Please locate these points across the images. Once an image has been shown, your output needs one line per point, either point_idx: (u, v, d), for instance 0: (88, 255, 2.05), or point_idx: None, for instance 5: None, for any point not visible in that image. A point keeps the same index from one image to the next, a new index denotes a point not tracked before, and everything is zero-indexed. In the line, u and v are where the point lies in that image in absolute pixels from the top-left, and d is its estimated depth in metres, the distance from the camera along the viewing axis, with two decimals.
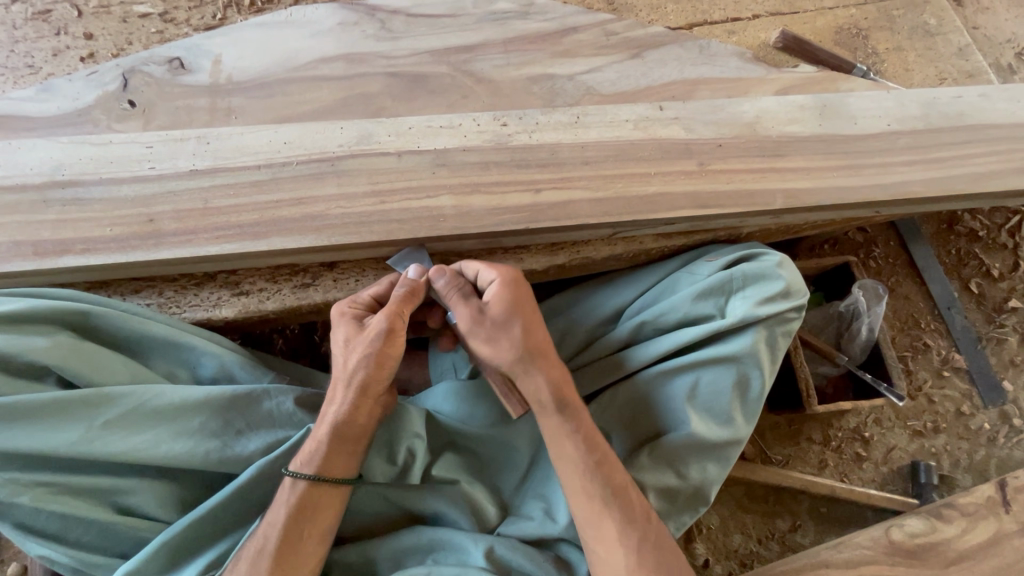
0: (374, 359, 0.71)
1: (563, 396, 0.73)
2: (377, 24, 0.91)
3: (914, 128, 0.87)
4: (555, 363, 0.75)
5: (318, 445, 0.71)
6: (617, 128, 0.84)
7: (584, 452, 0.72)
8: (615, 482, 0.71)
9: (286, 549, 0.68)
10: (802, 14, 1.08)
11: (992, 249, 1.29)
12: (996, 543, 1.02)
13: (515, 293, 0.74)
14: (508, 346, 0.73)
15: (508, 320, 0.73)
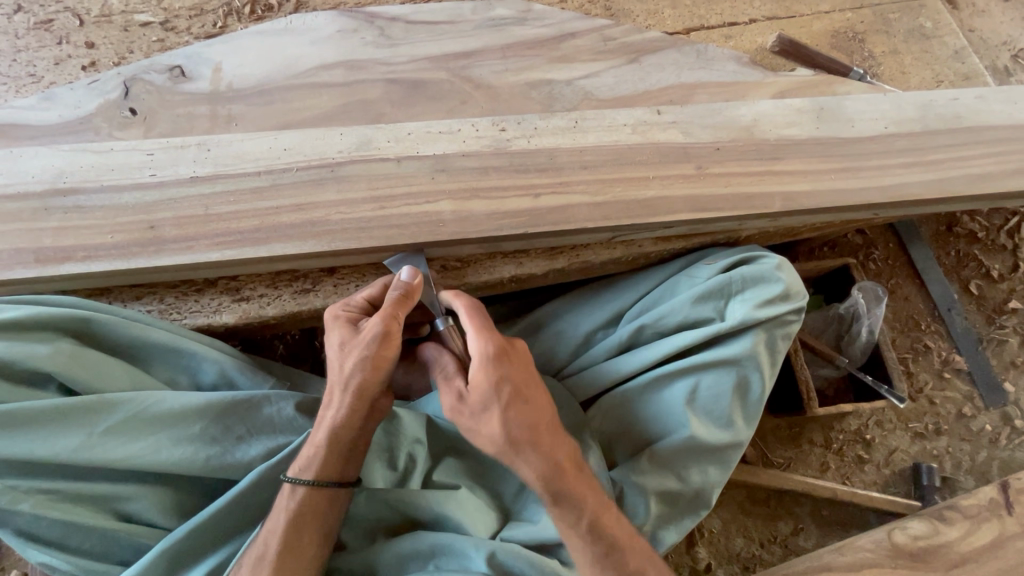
0: (374, 362, 0.71)
1: (558, 490, 0.69)
2: (376, 31, 0.92)
3: (911, 130, 0.88)
4: (542, 456, 0.68)
5: (316, 451, 0.72)
6: (615, 133, 0.84)
7: (590, 542, 0.69)
8: (627, 564, 0.69)
9: (287, 552, 0.69)
10: (799, 18, 1.08)
11: (991, 250, 1.29)
12: (1000, 545, 1.02)
13: (498, 373, 0.68)
14: (488, 435, 0.67)
15: (489, 407, 0.67)
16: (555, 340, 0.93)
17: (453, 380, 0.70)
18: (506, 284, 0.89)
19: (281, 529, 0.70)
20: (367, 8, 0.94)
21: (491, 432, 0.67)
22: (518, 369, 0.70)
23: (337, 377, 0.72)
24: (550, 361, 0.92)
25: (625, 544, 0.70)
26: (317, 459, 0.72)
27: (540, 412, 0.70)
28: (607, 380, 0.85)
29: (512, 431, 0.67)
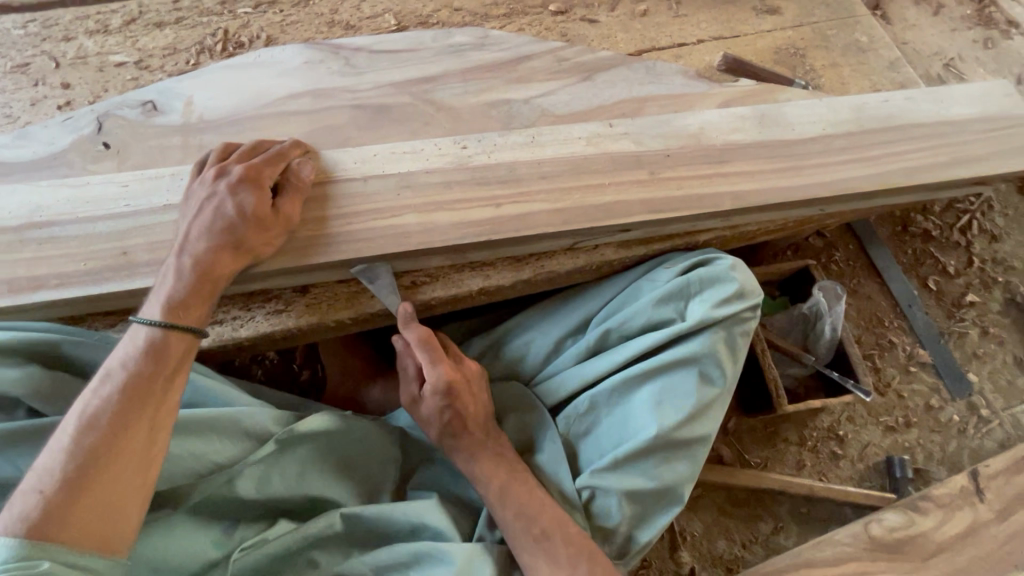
0: (245, 226, 0.74)
1: (474, 472, 0.79)
2: (342, 61, 0.97)
3: (848, 130, 0.96)
4: (472, 444, 0.80)
5: (174, 294, 0.71)
6: (571, 145, 0.89)
7: (506, 519, 0.76)
8: (539, 540, 0.74)
9: (97, 479, 0.60)
10: (743, 38, 1.15)
11: (946, 247, 1.36)
12: (974, 532, 1.04)
13: (443, 386, 0.81)
14: (431, 431, 0.82)
15: (430, 420, 0.82)
16: (527, 348, 0.96)
17: (412, 385, 0.84)
18: (474, 297, 0.92)
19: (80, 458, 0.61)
20: (332, 41, 1.00)
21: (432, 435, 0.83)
22: (461, 384, 0.83)
23: (197, 231, 0.74)
24: (522, 368, 0.95)
25: (542, 522, 0.75)
26: (177, 297, 0.71)
27: (474, 419, 0.82)
28: (577, 383, 0.89)
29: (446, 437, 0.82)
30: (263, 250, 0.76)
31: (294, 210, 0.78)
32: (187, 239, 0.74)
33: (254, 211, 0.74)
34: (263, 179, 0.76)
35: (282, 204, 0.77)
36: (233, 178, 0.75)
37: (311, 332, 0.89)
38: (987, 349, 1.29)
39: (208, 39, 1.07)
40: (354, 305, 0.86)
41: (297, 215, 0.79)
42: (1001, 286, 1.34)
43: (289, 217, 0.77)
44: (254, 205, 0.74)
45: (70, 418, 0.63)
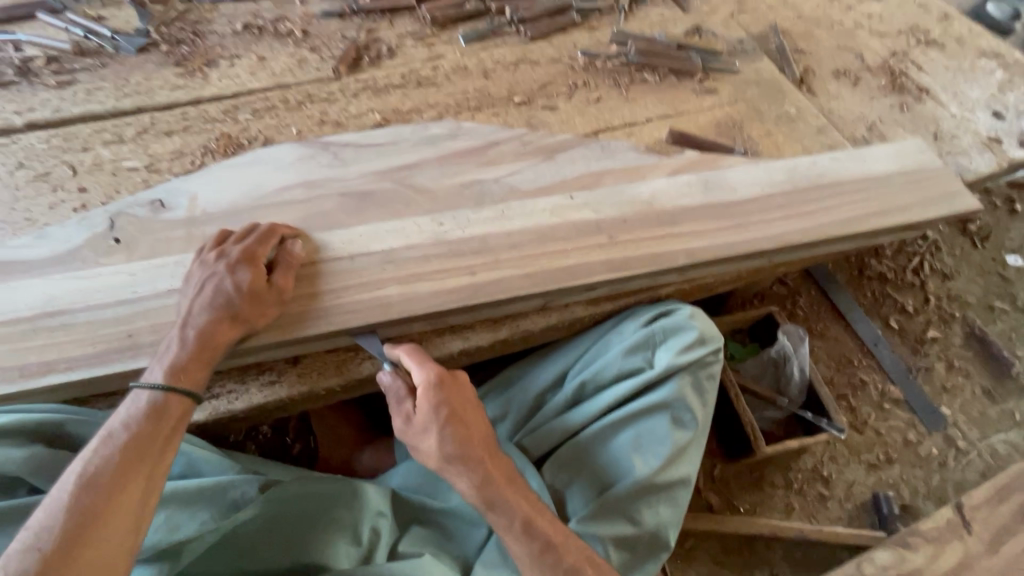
0: (243, 300, 0.82)
1: (488, 496, 0.80)
2: (331, 155, 1.14)
3: (785, 190, 1.08)
4: (477, 464, 0.81)
5: (177, 360, 0.77)
6: (537, 216, 1.00)
7: (526, 543, 0.78)
8: (565, 564, 0.78)
9: (91, 535, 0.65)
10: (686, 114, 1.30)
11: (902, 288, 1.45)
12: (967, 566, 1.06)
13: (434, 400, 0.81)
14: (429, 453, 0.82)
15: (427, 428, 0.81)
16: (509, 404, 1.02)
17: (404, 403, 0.83)
18: (456, 359, 0.98)
19: (76, 515, 0.65)
20: (323, 139, 1.17)
21: (430, 448, 0.81)
22: (454, 392, 0.84)
23: (197, 307, 0.81)
24: (506, 424, 1.01)
25: (558, 543, 0.79)
26: (176, 363, 0.77)
27: (470, 428, 0.82)
28: (557, 434, 0.95)
29: (446, 446, 0.81)
30: (259, 321, 0.83)
31: (288, 283, 0.86)
32: (190, 313, 0.81)
33: (250, 287, 0.82)
34: (259, 257, 0.85)
35: (277, 278, 0.86)
36: (232, 258, 0.84)
37: (304, 402, 0.94)
38: (955, 382, 1.34)
39: (212, 142, 1.20)
40: (343, 373, 0.92)
41: (290, 288, 0.87)
42: (959, 321, 1.42)
43: (285, 290, 0.86)
44: (250, 281, 0.83)
45: (69, 476, 0.68)
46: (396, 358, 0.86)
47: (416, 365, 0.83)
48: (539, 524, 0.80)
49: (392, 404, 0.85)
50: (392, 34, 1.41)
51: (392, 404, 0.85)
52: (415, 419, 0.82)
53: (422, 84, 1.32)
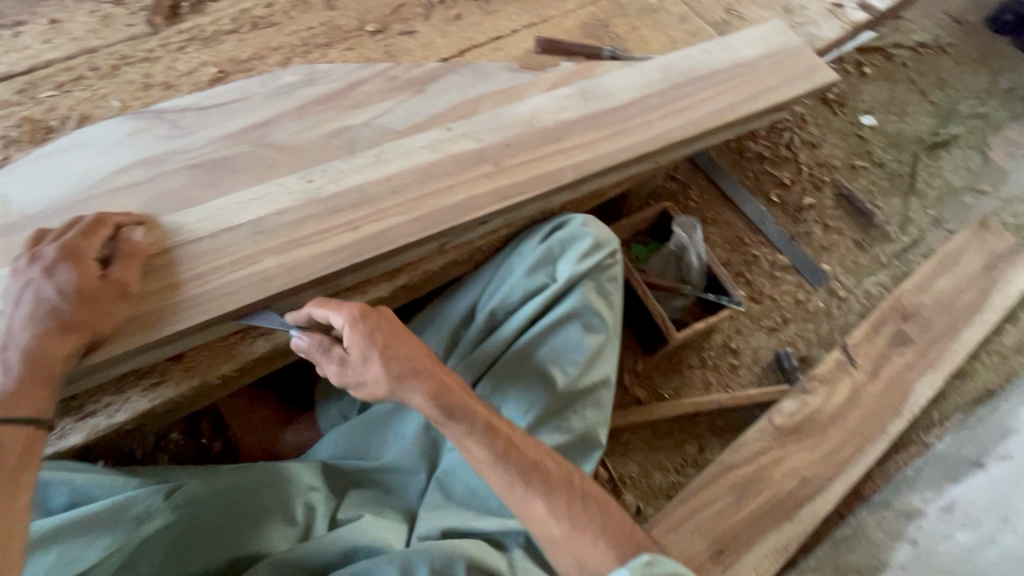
0: (72, 304, 0.71)
1: (447, 405, 0.78)
2: (168, 125, 0.99)
3: (659, 89, 1.07)
4: (427, 381, 0.77)
5: (7, 386, 0.68)
6: (414, 155, 0.94)
7: (488, 444, 0.78)
8: (529, 457, 0.79)
9: None
10: (551, 20, 1.24)
11: (778, 163, 1.55)
12: (857, 395, 1.21)
13: (365, 328, 0.75)
14: (375, 385, 0.77)
15: (368, 359, 0.76)
16: None
17: (332, 351, 0.78)
18: None
19: None
20: (154, 107, 1.01)
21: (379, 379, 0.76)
22: (383, 319, 0.78)
23: (19, 323, 0.70)
24: None
25: (520, 439, 0.80)
26: (5, 390, 0.68)
27: (412, 348, 0.78)
28: (475, 367, 0.94)
29: (394, 367, 0.76)
30: (102, 325, 0.73)
31: (130, 275, 0.76)
32: (12, 332, 0.70)
33: (79, 287, 0.71)
34: (84, 250, 0.74)
35: (114, 272, 0.75)
36: (49, 259, 0.72)
37: (199, 398, 0.86)
38: (832, 241, 1.48)
39: (13, 131, 1.00)
40: (234, 357, 0.85)
41: (134, 282, 0.76)
42: (829, 185, 1.55)
43: (129, 283, 0.76)
44: (77, 281, 0.71)
45: None
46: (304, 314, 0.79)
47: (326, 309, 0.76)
48: (499, 424, 0.80)
49: (319, 357, 0.79)
50: None
51: (319, 359, 0.79)
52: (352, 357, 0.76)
53: (259, 26, 1.16)
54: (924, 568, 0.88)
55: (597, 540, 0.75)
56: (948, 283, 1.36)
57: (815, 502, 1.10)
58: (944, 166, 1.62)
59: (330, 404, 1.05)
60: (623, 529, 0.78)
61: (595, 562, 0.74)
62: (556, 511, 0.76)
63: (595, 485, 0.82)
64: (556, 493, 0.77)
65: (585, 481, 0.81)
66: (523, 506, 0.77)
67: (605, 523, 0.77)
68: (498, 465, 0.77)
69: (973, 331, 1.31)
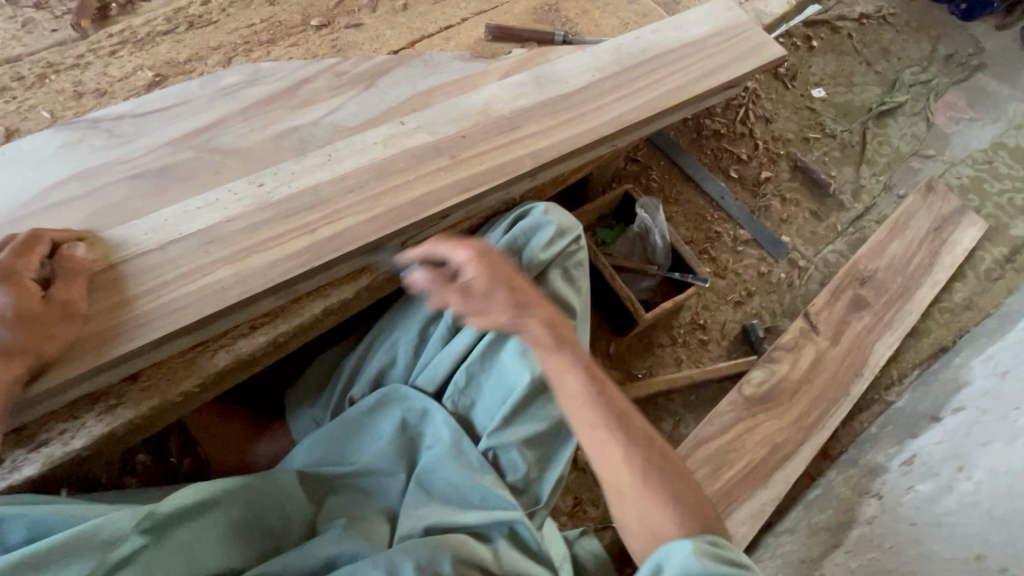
0: (14, 327, 0.69)
1: (560, 334, 0.80)
2: (104, 134, 0.94)
3: (613, 72, 1.07)
4: (543, 310, 0.81)
5: None
6: (368, 152, 0.92)
7: (585, 380, 0.77)
8: (619, 406, 0.77)
9: None
10: (501, 6, 1.22)
11: (735, 139, 1.58)
12: (821, 360, 1.25)
13: (490, 259, 0.82)
14: (500, 311, 0.79)
15: (490, 288, 0.80)
16: (394, 350, 0.99)
17: (451, 284, 0.81)
18: (322, 321, 0.90)
19: None
20: (88, 115, 0.96)
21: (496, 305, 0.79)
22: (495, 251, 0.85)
23: None
24: (398, 369, 0.99)
25: (610, 388, 0.79)
26: None
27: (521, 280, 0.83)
28: (448, 363, 0.95)
29: (515, 295, 0.80)
30: (47, 348, 0.71)
31: (74, 294, 0.75)
32: None
33: (20, 309, 0.70)
34: (19, 270, 0.71)
35: (57, 293, 0.74)
36: None
37: (161, 418, 0.82)
38: (790, 213, 1.52)
39: None
40: (195, 372, 0.82)
41: (79, 301, 0.75)
42: (785, 158, 1.58)
43: (74, 302, 0.74)
44: (17, 302, 0.70)
45: None
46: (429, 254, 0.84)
47: (455, 246, 0.83)
48: (595, 367, 0.79)
49: (439, 290, 0.81)
50: None
51: (438, 293, 0.81)
52: (470, 285, 0.80)
53: (196, 25, 1.11)
54: (891, 519, 0.92)
55: (669, 511, 0.71)
56: (901, 246, 1.42)
57: (787, 466, 1.13)
58: (891, 133, 1.67)
59: (301, 411, 1.02)
60: (697, 505, 0.73)
61: (658, 530, 0.71)
62: (633, 465, 0.73)
63: (680, 459, 0.76)
64: (635, 450, 0.74)
65: (669, 451, 0.76)
66: (600, 451, 0.75)
67: (682, 499, 0.72)
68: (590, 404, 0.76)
69: (925, 291, 1.37)
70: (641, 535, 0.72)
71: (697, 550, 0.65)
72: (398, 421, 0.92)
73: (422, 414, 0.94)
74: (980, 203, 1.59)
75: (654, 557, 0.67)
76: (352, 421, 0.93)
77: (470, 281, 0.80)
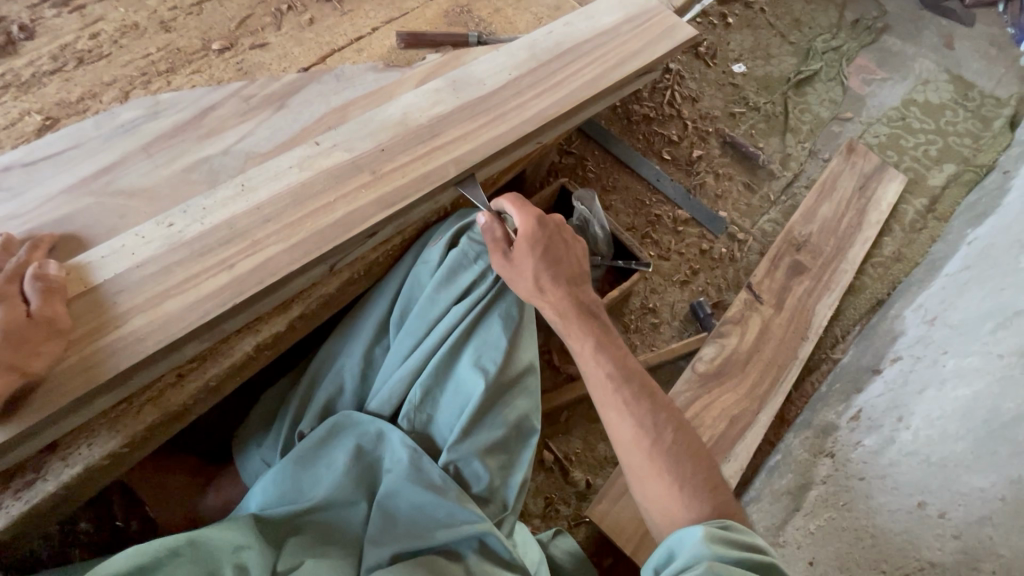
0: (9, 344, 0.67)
1: (573, 318, 0.88)
2: None
3: (530, 68, 1.06)
4: (561, 292, 0.89)
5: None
6: (284, 177, 0.88)
7: (597, 362, 0.85)
8: (632, 387, 0.83)
9: None
10: (411, 13, 1.19)
11: (665, 122, 1.61)
12: (767, 329, 1.28)
13: (537, 236, 0.90)
14: (524, 284, 0.89)
15: (526, 261, 0.89)
16: (341, 377, 0.96)
17: (502, 242, 0.90)
18: (257, 357, 0.87)
19: None
20: None
21: (526, 281, 0.89)
22: (552, 234, 0.92)
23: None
24: (346, 397, 0.95)
25: (626, 368, 0.84)
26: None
27: (567, 263, 0.92)
28: (399, 383, 0.92)
29: (541, 276, 0.89)
30: (34, 366, 0.69)
31: (60, 313, 0.73)
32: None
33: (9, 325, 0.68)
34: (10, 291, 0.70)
35: (42, 310, 0.71)
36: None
37: (89, 484, 0.77)
38: (724, 188, 1.55)
39: None
40: (119, 431, 0.77)
41: (65, 317, 0.73)
42: (714, 134, 1.61)
43: (61, 319, 0.72)
44: (4, 318, 0.68)
45: None
46: (500, 210, 0.95)
47: (521, 219, 0.90)
48: (609, 350, 0.86)
49: (490, 244, 0.90)
50: (17, 7, 1.06)
51: (489, 246, 0.90)
52: (516, 254, 0.89)
53: (86, 61, 1.02)
54: (844, 477, 0.95)
55: (674, 485, 0.75)
56: (830, 208, 1.47)
57: (747, 436, 1.16)
58: (811, 100, 1.73)
59: (250, 455, 0.97)
60: (706, 480, 0.76)
61: (665, 506, 0.75)
62: (641, 442, 0.78)
63: (696, 440, 0.79)
64: (646, 430, 0.79)
65: (682, 433, 0.79)
66: (612, 429, 0.81)
67: (690, 476, 0.76)
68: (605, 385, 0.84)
69: (857, 250, 1.43)
70: (648, 509, 0.77)
71: (707, 536, 0.66)
72: (352, 448, 0.89)
73: (377, 437, 0.91)
74: (898, 158, 1.67)
75: (667, 542, 0.70)
76: (302, 455, 0.88)
77: (514, 248, 0.89)
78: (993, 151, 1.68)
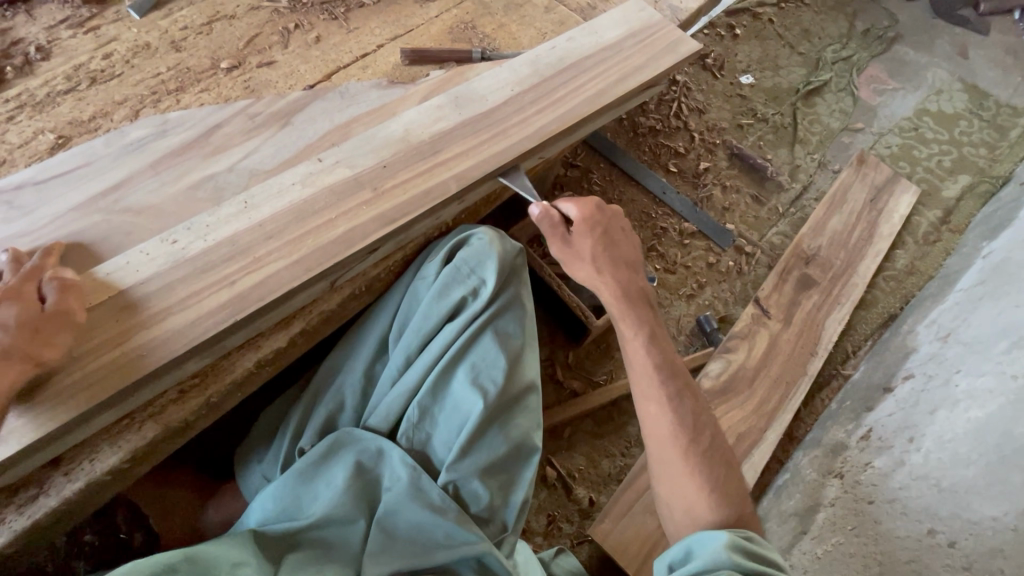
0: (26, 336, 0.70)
1: (630, 304, 0.88)
2: (4, 206, 0.89)
3: (533, 83, 1.06)
4: (616, 280, 0.89)
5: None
6: (286, 194, 0.89)
7: (648, 350, 0.84)
8: (677, 384, 0.83)
9: None
10: (416, 30, 1.20)
11: (672, 134, 1.60)
12: (775, 345, 1.26)
13: (593, 225, 0.91)
14: (580, 268, 0.90)
15: (583, 249, 0.89)
16: (342, 393, 0.96)
17: (559, 231, 0.89)
18: (258, 373, 0.87)
19: None
20: None
21: (583, 266, 0.89)
22: (608, 221, 0.93)
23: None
24: (346, 413, 0.96)
25: (672, 365, 0.84)
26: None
27: (621, 251, 0.92)
28: (398, 401, 0.92)
29: (599, 261, 0.89)
30: (40, 362, 0.70)
31: (76, 307, 0.75)
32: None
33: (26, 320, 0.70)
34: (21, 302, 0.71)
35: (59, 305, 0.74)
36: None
37: (92, 500, 0.78)
38: (731, 201, 1.54)
39: None
40: (121, 447, 0.78)
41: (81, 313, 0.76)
42: (721, 146, 1.60)
43: (75, 313, 0.75)
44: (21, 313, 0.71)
45: None
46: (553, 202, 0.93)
47: (576, 207, 0.90)
48: (659, 342, 0.86)
49: (547, 231, 0.88)
50: (35, 29, 1.10)
51: (545, 233, 0.89)
52: (573, 240, 0.89)
53: (98, 81, 1.05)
54: (853, 500, 0.93)
55: (703, 488, 0.75)
56: (840, 221, 1.45)
57: (754, 455, 1.13)
58: (820, 111, 1.72)
59: (251, 470, 0.98)
60: (734, 488, 0.76)
61: (691, 503, 0.75)
62: (678, 440, 0.78)
63: (728, 448, 0.79)
64: (683, 429, 0.79)
65: (717, 438, 0.79)
66: (649, 422, 0.81)
67: (719, 481, 0.76)
68: (650, 376, 0.83)
69: (868, 263, 1.40)
70: (671, 507, 0.77)
71: (730, 545, 0.65)
72: (352, 465, 0.88)
73: (377, 454, 0.90)
74: (911, 169, 1.64)
75: (688, 541, 0.70)
76: (300, 473, 0.88)
77: (573, 236, 0.90)
78: (1009, 162, 1.64)
